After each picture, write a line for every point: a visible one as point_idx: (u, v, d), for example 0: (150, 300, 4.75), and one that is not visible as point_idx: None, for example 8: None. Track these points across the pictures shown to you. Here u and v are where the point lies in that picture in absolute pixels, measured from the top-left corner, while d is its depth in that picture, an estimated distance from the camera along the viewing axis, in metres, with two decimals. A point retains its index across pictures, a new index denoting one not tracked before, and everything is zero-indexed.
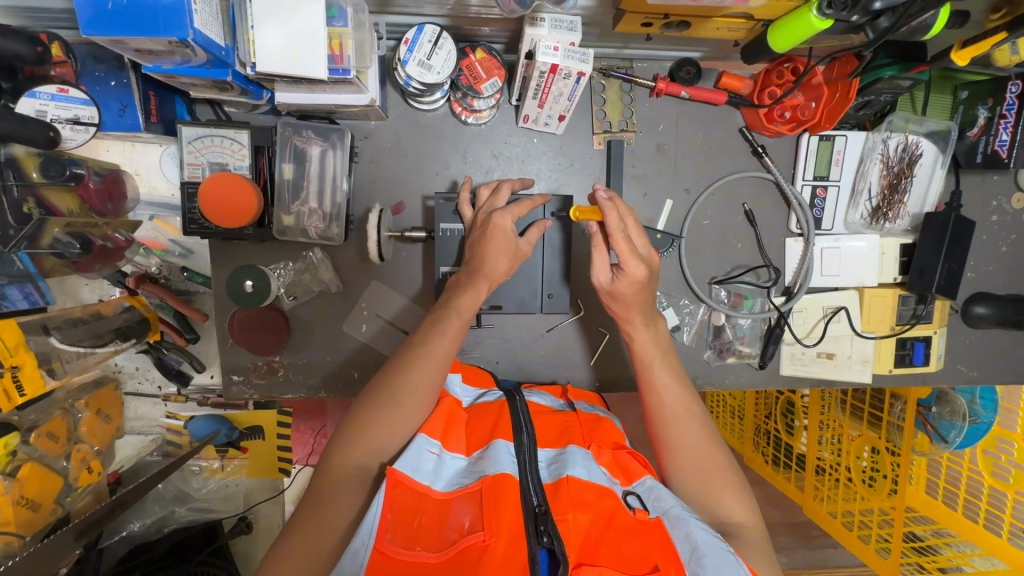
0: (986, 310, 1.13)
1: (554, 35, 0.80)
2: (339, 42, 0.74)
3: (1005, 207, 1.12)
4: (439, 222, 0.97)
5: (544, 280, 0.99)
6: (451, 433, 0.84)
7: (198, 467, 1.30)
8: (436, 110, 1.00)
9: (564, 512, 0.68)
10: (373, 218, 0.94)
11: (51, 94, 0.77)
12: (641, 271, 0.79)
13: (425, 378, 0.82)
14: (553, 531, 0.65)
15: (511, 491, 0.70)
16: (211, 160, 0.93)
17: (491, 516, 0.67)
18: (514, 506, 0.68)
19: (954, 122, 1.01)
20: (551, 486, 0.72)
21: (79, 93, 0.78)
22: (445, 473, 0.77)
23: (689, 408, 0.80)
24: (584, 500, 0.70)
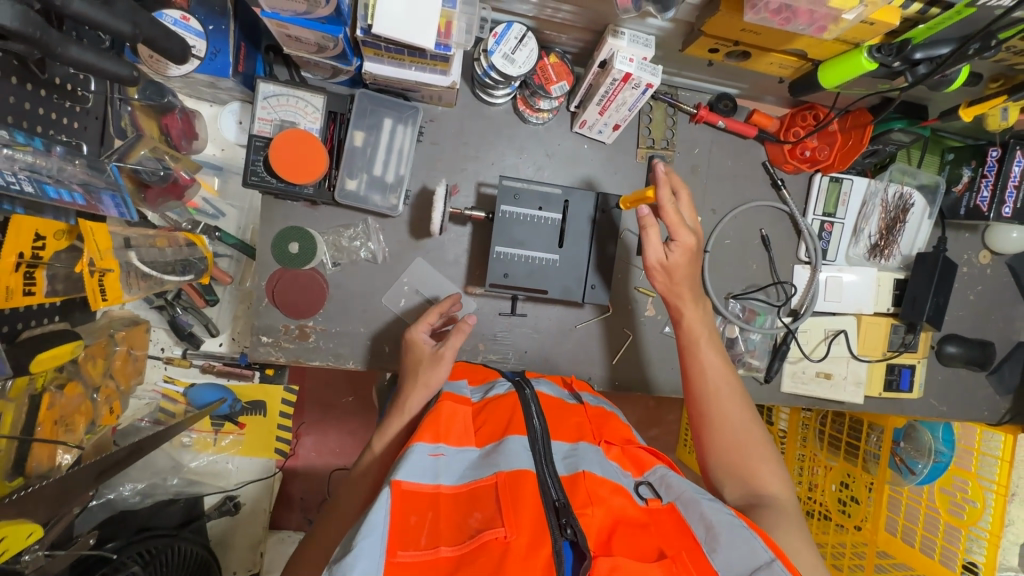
0: (957, 350, 1.28)
1: (631, 48, 0.89)
2: (446, 21, 0.81)
3: (974, 261, 1.29)
4: (499, 204, 1.00)
5: (589, 271, 1.04)
6: (454, 428, 0.83)
7: (189, 439, 1.22)
8: (500, 105, 1.07)
9: (583, 506, 0.69)
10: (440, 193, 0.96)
11: (175, 19, 0.82)
12: (691, 240, 0.88)
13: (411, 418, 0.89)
14: (575, 523, 0.66)
15: (530, 485, 0.70)
16: (283, 118, 0.95)
17: (508, 514, 0.66)
18: (531, 501, 0.68)
19: (942, 179, 1.17)
20: (568, 480, 0.74)
21: (197, 24, 0.83)
22: (454, 467, 0.76)
23: (728, 381, 0.88)
24: (598, 494, 0.71)
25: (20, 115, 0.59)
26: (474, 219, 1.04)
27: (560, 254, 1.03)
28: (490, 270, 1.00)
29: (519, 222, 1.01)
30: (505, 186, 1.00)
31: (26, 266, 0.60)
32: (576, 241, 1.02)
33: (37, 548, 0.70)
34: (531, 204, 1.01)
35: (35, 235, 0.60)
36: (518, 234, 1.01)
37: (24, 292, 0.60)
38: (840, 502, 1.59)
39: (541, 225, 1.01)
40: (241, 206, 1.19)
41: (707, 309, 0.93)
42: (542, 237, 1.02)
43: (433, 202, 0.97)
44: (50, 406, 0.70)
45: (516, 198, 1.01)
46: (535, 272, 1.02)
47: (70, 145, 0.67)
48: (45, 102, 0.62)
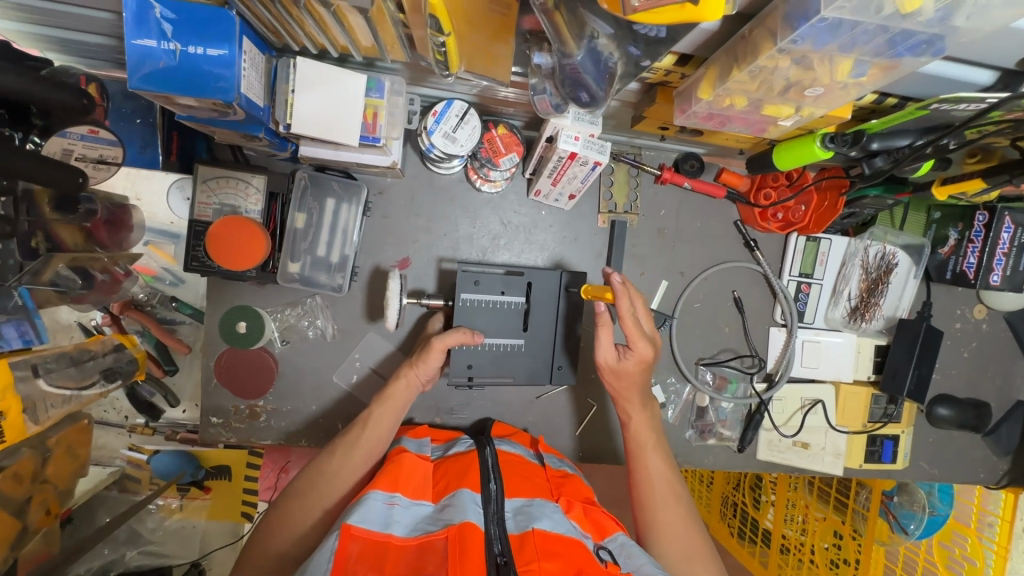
0: (948, 412, 1.20)
1: (576, 127, 0.84)
2: (373, 111, 0.77)
3: (967, 317, 1.21)
4: (458, 292, 0.95)
5: (555, 352, 1.02)
6: (411, 482, 0.86)
7: (155, 505, 1.23)
8: (451, 174, 1.03)
9: (528, 563, 0.70)
10: (394, 286, 0.94)
11: (81, 135, 0.74)
12: (646, 352, 0.88)
13: (376, 436, 0.91)
14: None
15: (476, 539, 0.71)
16: (223, 202, 0.93)
17: (454, 564, 0.67)
18: (477, 554, 0.69)
19: (927, 238, 1.10)
20: (517, 538, 0.75)
21: (109, 135, 0.76)
22: (405, 518, 0.77)
23: (673, 491, 0.88)
24: (552, 550, 0.72)
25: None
26: (433, 307, 1.01)
27: (525, 338, 1.00)
28: (454, 364, 0.97)
29: (481, 307, 0.97)
30: (464, 274, 0.96)
31: None
32: (539, 325, 1.00)
33: None
34: (493, 289, 0.97)
35: None
36: (479, 321, 0.97)
37: None
38: (831, 559, 1.47)
39: (504, 310, 0.98)
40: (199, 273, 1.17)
41: (655, 415, 0.94)
42: (507, 323, 0.98)
43: (388, 294, 0.93)
44: None
45: (477, 283, 0.96)
46: (486, 352, 0.98)
47: None
48: None
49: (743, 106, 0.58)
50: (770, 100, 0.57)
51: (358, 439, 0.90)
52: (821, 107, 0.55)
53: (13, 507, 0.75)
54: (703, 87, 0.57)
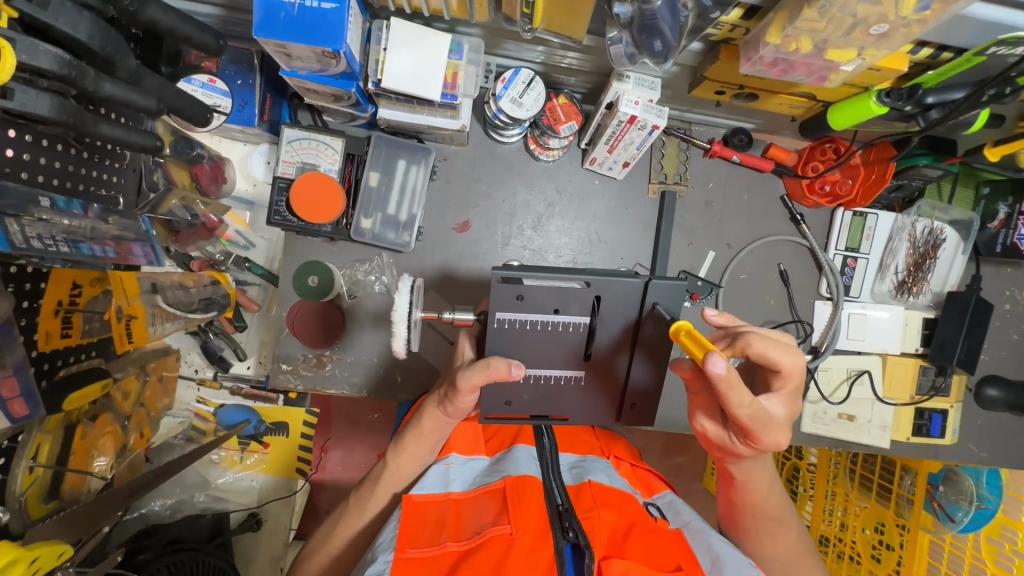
0: (999, 394, 1.18)
1: (637, 91, 0.89)
2: (453, 71, 0.84)
3: (1017, 298, 1.20)
4: (493, 310, 0.75)
5: (626, 390, 0.81)
6: (462, 447, 0.90)
7: (217, 456, 1.29)
8: (511, 143, 1.09)
9: (587, 510, 0.75)
10: (402, 300, 0.79)
11: (203, 82, 0.92)
12: (772, 444, 0.73)
13: (424, 446, 0.87)
14: (577, 527, 0.71)
15: (535, 490, 0.77)
16: (304, 161, 1.01)
17: (515, 512, 0.73)
18: (536, 505, 0.75)
19: (976, 214, 1.12)
20: (573, 488, 0.80)
21: (223, 85, 0.93)
22: (463, 475, 0.84)
23: (772, 517, 0.86)
24: (607, 500, 0.77)
25: (50, 172, 0.61)
26: (459, 324, 0.82)
27: (586, 368, 0.79)
28: (486, 402, 0.79)
29: (527, 332, 0.76)
30: (505, 287, 0.73)
31: (64, 311, 0.71)
32: (606, 351, 0.79)
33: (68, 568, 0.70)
34: (544, 306, 0.75)
35: (73, 284, 0.72)
36: (524, 348, 0.77)
37: (62, 335, 0.71)
38: (872, 548, 1.44)
39: (564, 334, 0.77)
40: (272, 238, 1.24)
41: (767, 464, 0.84)
42: (560, 351, 0.78)
43: (395, 308, 0.79)
44: (84, 437, 0.78)
45: (520, 298, 0.75)
46: (527, 386, 0.79)
47: (109, 199, 0.71)
48: (83, 160, 0.66)
49: (808, 50, 0.63)
50: (834, 43, 0.62)
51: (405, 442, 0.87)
52: (883, 48, 0.61)
53: (120, 419, 0.86)
54: (771, 32, 0.62)
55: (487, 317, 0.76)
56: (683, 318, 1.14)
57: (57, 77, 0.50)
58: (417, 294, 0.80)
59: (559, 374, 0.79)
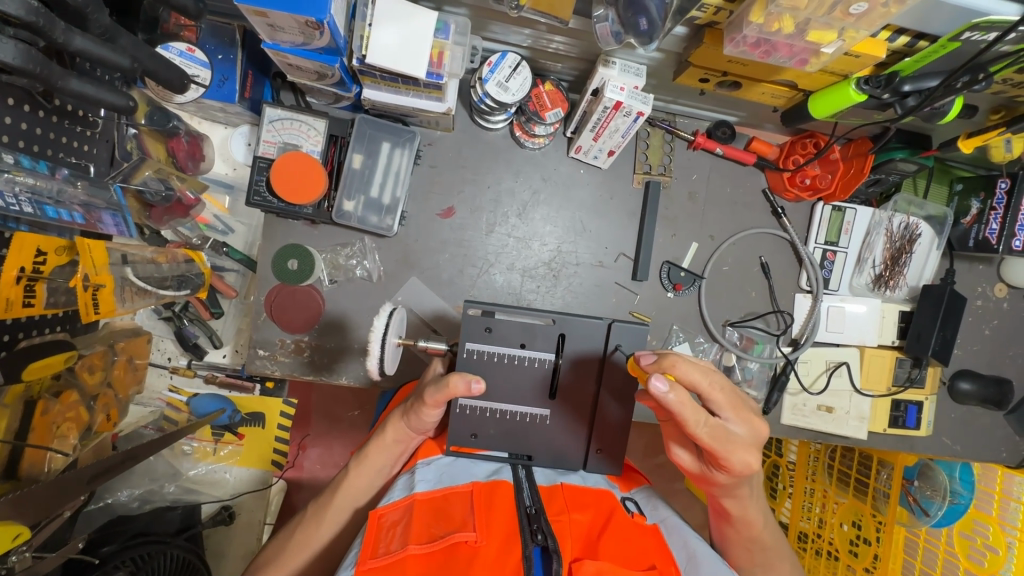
0: (970, 387, 1.21)
1: (622, 78, 0.89)
2: (438, 51, 0.84)
3: (989, 294, 1.22)
4: (464, 340, 0.76)
5: (595, 431, 0.79)
6: None
7: (190, 446, 1.25)
8: (498, 131, 1.09)
9: (558, 513, 0.65)
10: (379, 323, 0.79)
11: (180, 50, 0.89)
12: (746, 467, 0.67)
13: (386, 458, 0.79)
14: (547, 529, 0.61)
15: (504, 495, 0.67)
16: (287, 141, 1.00)
17: (481, 518, 0.62)
18: (505, 509, 0.64)
19: (950, 209, 1.15)
20: (545, 489, 0.71)
21: (202, 55, 0.90)
22: (428, 476, 0.71)
23: (766, 547, 0.78)
24: (580, 503, 0.69)
25: (17, 134, 0.63)
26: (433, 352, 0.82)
27: (552, 406, 0.78)
28: (453, 432, 0.76)
29: (497, 364, 0.76)
30: (476, 319, 0.75)
31: (27, 279, 0.65)
32: (573, 391, 0.78)
33: (24, 551, 0.68)
34: (512, 339, 0.76)
35: (37, 251, 0.65)
36: (492, 381, 0.76)
37: (23, 304, 0.66)
38: (850, 543, 1.42)
39: (528, 368, 0.77)
40: (250, 223, 1.21)
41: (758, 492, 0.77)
42: (526, 387, 0.77)
43: (371, 330, 0.78)
44: (48, 412, 0.75)
45: (490, 331, 0.76)
46: (495, 420, 0.77)
47: (79, 167, 0.73)
48: (49, 124, 0.67)
49: (790, 30, 0.65)
50: (816, 25, 0.64)
51: (366, 453, 0.79)
52: (862, 29, 0.62)
53: (88, 396, 0.84)
54: (754, 11, 0.64)
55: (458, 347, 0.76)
56: (666, 309, 1.14)
57: (22, 23, 0.48)
58: (396, 321, 0.80)
59: (525, 413, 0.77)
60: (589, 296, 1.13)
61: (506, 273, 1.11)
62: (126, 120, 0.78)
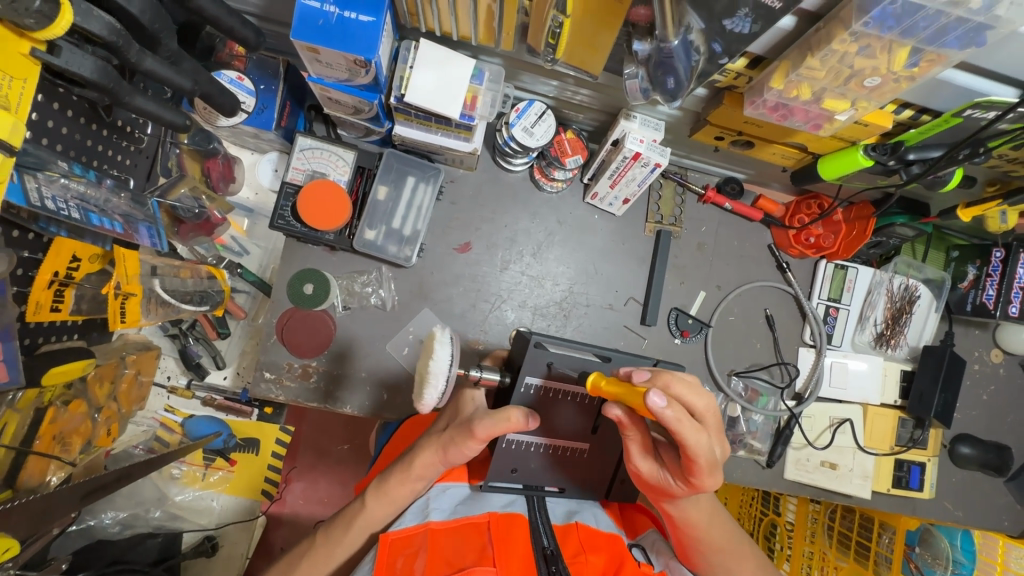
0: (970, 451, 1.21)
1: (643, 131, 0.93)
2: (473, 95, 0.89)
3: (986, 359, 1.25)
4: (523, 374, 0.73)
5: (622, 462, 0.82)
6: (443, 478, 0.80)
7: (179, 471, 1.20)
8: (518, 173, 1.13)
9: (576, 554, 0.64)
10: (441, 352, 0.69)
11: (231, 78, 0.91)
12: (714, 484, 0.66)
13: (410, 492, 0.74)
14: (565, 572, 0.60)
15: (522, 532, 0.65)
16: (315, 169, 1.03)
17: (500, 551, 0.61)
18: (522, 547, 0.63)
19: (947, 274, 1.19)
20: (561, 528, 0.69)
21: (251, 84, 0.93)
22: (443, 504, 0.71)
23: (720, 549, 0.73)
24: (594, 543, 0.67)
25: (68, 144, 0.64)
26: (484, 384, 0.76)
27: (592, 439, 0.80)
28: (495, 470, 0.75)
29: (552, 400, 0.75)
30: (537, 353, 0.73)
31: (58, 284, 0.68)
32: (612, 426, 0.80)
33: (9, 567, 0.65)
34: (569, 377, 0.74)
35: (73, 257, 0.68)
36: (544, 414, 0.75)
37: (50, 309, 0.68)
38: None
39: (576, 404, 0.77)
40: (267, 247, 1.22)
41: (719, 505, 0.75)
42: (572, 423, 0.77)
43: (433, 360, 0.69)
44: (55, 422, 0.73)
45: (549, 366, 0.74)
46: (537, 456, 0.77)
47: (119, 179, 0.75)
48: (97, 135, 0.69)
49: (807, 97, 0.70)
50: (830, 94, 0.69)
51: (387, 484, 0.74)
52: (874, 99, 0.67)
53: (94, 408, 0.82)
54: (774, 78, 0.69)
55: (516, 380, 0.74)
56: (673, 355, 1.15)
57: (104, 42, 0.52)
58: (459, 349, 0.71)
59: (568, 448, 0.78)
60: (599, 338, 1.14)
61: (518, 310, 1.12)
62: (170, 140, 0.85)
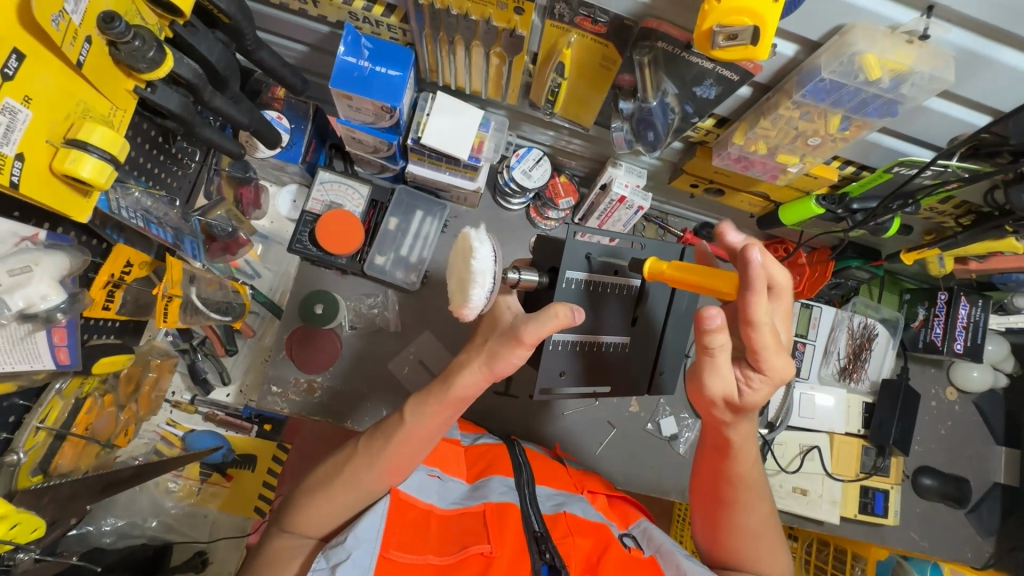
0: (932, 483, 1.29)
1: (627, 177, 1.06)
2: (480, 139, 1.01)
3: (941, 396, 1.36)
4: (564, 269, 0.80)
5: (658, 358, 0.91)
6: (448, 460, 0.86)
7: (175, 484, 1.22)
8: (516, 211, 1.25)
9: (563, 536, 0.71)
10: (481, 247, 0.65)
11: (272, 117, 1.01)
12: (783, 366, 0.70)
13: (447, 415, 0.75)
14: (554, 549, 0.68)
15: (514, 518, 0.72)
16: (333, 200, 1.14)
17: (495, 531, 0.69)
18: (515, 528, 0.71)
19: (901, 315, 1.31)
20: (550, 517, 0.76)
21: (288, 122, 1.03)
22: (449, 495, 0.79)
23: (754, 487, 0.77)
24: (582, 528, 0.74)
25: (133, 165, 0.75)
26: (524, 286, 0.78)
27: (630, 335, 0.88)
28: (545, 373, 0.82)
29: (595, 293, 0.83)
30: (577, 249, 0.81)
31: (111, 285, 0.78)
32: (647, 321, 0.89)
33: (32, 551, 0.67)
34: (608, 269, 0.83)
35: (126, 262, 0.79)
36: (592, 308, 0.83)
37: (103, 307, 0.78)
38: None
39: (616, 298, 0.85)
40: (279, 272, 1.28)
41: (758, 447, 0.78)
42: (613, 318, 0.86)
43: (475, 256, 0.64)
44: (92, 409, 0.83)
45: (588, 260, 0.82)
46: (583, 359, 0.85)
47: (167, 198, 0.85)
48: (151, 157, 0.79)
49: (764, 152, 0.83)
50: (783, 150, 0.82)
51: (429, 402, 0.74)
52: (818, 156, 0.81)
53: (118, 402, 0.90)
54: (736, 135, 0.83)
55: (557, 277, 0.81)
56: None
57: (187, 83, 0.65)
58: (499, 247, 0.68)
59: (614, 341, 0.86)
60: None
61: None
62: (214, 167, 0.96)
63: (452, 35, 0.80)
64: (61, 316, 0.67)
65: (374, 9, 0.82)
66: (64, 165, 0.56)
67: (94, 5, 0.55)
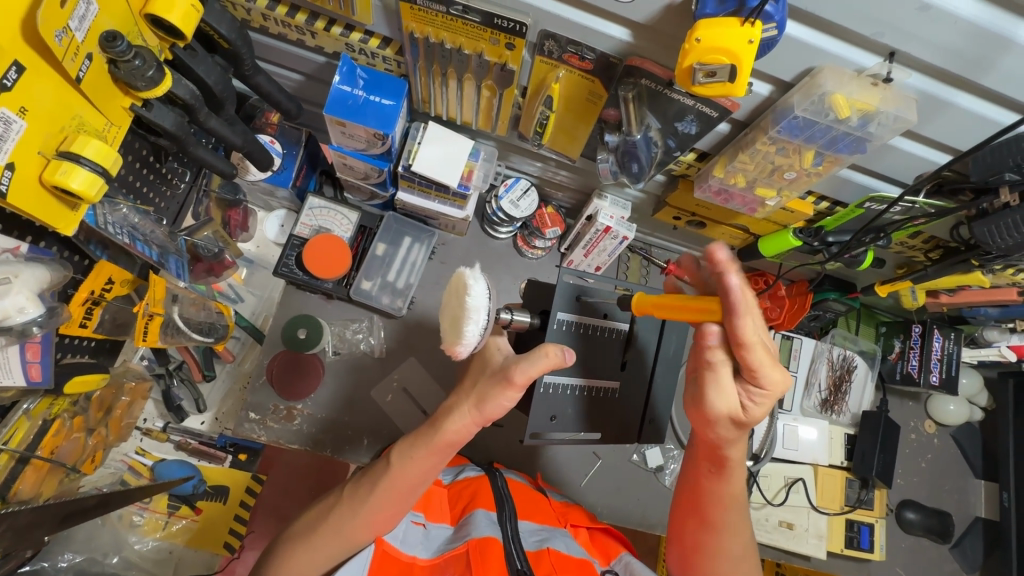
0: (916, 517, 1.29)
1: (612, 208, 1.08)
2: (469, 169, 1.04)
3: (920, 429, 1.37)
4: (556, 311, 0.81)
5: (649, 406, 0.91)
6: (434, 503, 0.86)
7: (141, 518, 1.16)
8: (503, 240, 1.27)
9: None
10: (475, 287, 0.64)
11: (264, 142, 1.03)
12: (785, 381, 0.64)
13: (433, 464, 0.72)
14: None
15: (497, 555, 0.71)
16: (321, 226, 1.14)
17: None
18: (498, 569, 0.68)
19: (879, 348, 1.34)
20: (534, 554, 0.73)
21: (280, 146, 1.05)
22: (430, 542, 0.79)
23: (734, 507, 0.77)
24: (565, 567, 0.71)
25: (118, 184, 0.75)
26: (516, 328, 0.79)
27: (621, 379, 0.88)
28: (535, 418, 0.81)
29: (587, 336, 0.83)
30: (570, 291, 0.81)
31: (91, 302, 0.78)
32: (638, 363, 0.89)
33: None
34: (598, 312, 0.84)
35: (107, 280, 0.78)
36: (582, 349, 0.84)
37: (81, 325, 0.77)
38: None
39: (607, 340, 0.86)
40: (264, 296, 1.27)
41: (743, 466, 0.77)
42: (604, 358, 0.86)
43: (469, 295, 0.63)
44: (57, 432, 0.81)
45: (579, 302, 0.83)
46: (571, 397, 0.84)
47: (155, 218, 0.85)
48: (141, 175, 0.81)
49: (743, 185, 0.87)
50: (761, 183, 0.86)
51: (415, 451, 0.71)
52: (793, 189, 0.85)
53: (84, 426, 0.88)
54: (716, 168, 0.86)
55: (547, 319, 0.82)
56: None
57: (183, 102, 0.67)
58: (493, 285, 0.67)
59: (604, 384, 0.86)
60: None
61: None
62: (204, 188, 0.99)
63: (446, 68, 0.84)
64: (37, 329, 0.66)
65: (370, 41, 0.85)
66: (54, 176, 0.56)
67: (98, 24, 0.57)
